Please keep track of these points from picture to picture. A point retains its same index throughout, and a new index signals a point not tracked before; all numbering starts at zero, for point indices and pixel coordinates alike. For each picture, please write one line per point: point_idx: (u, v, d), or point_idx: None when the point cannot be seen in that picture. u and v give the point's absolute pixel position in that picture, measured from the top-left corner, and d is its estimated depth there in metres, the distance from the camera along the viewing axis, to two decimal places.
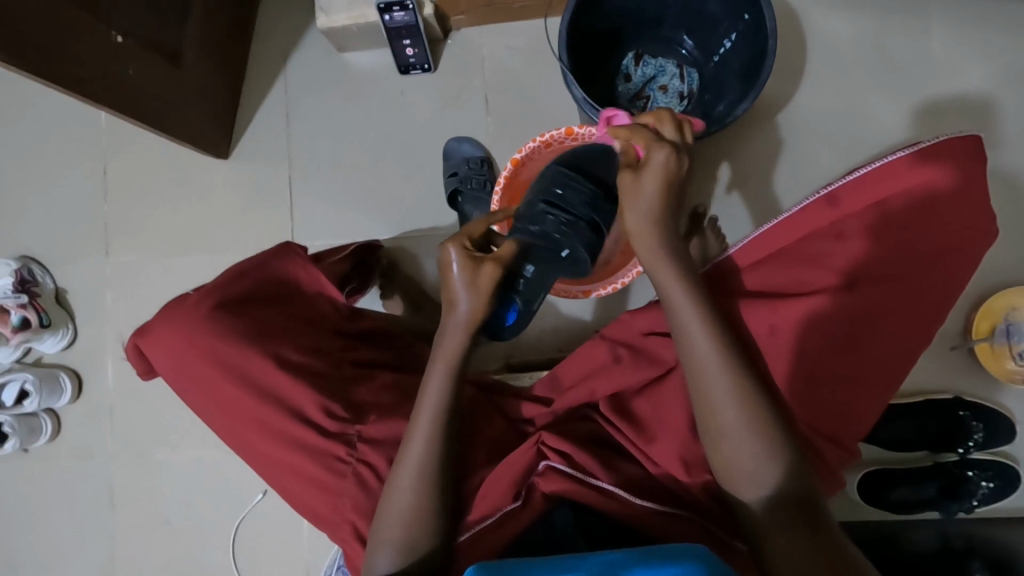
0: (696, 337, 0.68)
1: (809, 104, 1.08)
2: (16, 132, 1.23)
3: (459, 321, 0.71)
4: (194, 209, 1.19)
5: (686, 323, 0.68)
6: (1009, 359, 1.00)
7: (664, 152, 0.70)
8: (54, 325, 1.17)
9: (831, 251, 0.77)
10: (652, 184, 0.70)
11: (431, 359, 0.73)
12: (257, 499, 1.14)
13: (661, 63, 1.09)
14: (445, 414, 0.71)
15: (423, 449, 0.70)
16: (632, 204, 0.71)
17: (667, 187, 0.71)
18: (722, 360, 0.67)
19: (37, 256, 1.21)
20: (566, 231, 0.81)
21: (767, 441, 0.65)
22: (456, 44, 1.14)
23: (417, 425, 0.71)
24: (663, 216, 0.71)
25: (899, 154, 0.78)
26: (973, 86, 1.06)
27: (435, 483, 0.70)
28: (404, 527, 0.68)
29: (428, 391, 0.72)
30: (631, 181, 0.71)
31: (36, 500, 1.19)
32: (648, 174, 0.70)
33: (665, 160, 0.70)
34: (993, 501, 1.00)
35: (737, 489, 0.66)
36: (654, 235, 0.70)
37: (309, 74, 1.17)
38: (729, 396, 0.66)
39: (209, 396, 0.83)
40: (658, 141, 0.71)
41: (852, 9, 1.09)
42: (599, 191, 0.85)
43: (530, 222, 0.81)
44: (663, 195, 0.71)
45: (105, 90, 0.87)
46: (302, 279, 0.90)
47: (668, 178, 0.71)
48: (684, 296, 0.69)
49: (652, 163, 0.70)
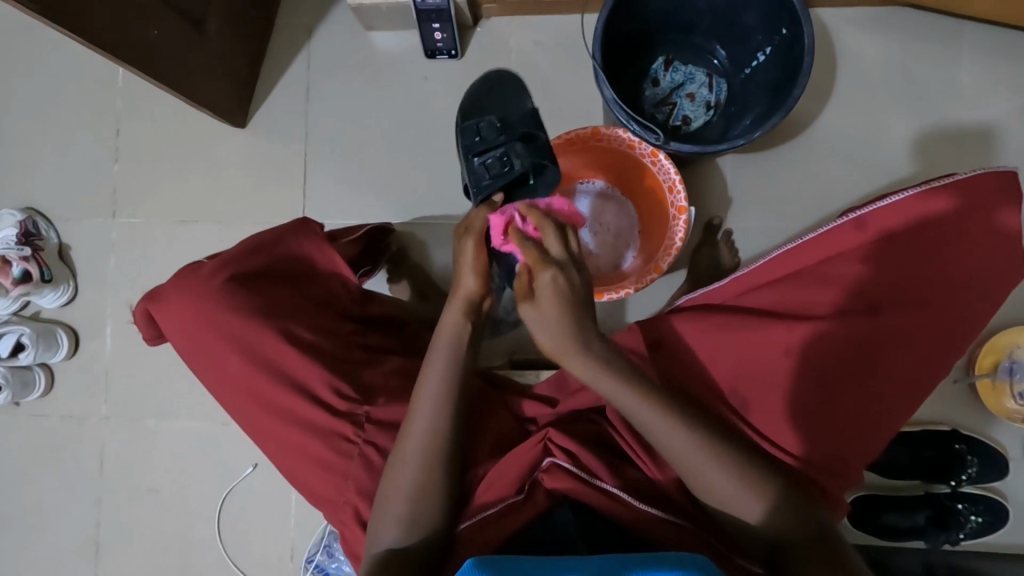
0: (635, 409, 0.69)
1: (835, 124, 1.08)
2: (31, 82, 1.21)
3: (455, 305, 0.74)
4: (207, 175, 1.18)
5: (628, 406, 0.69)
6: (1008, 398, 1.01)
7: (550, 274, 0.67)
8: (55, 281, 1.15)
9: (850, 276, 0.78)
10: (552, 310, 0.67)
11: (431, 345, 0.75)
12: (247, 472, 1.13)
13: (691, 70, 1.08)
14: (449, 391, 0.73)
15: (427, 424, 0.72)
16: (541, 332, 0.68)
17: (570, 307, 0.67)
18: (672, 421, 0.68)
19: (44, 209, 1.20)
20: (511, 159, 0.78)
21: (729, 464, 0.68)
22: (484, 32, 1.13)
23: (422, 400, 0.73)
24: (576, 330, 0.67)
25: (927, 187, 0.78)
26: (1000, 121, 1.06)
27: (436, 461, 0.71)
28: (404, 502, 0.70)
29: (431, 372, 0.74)
30: (533, 315, 0.68)
31: (25, 454, 1.18)
32: (545, 300, 0.67)
33: (556, 282, 0.67)
34: (980, 535, 1.01)
35: (720, 504, 0.68)
36: (575, 351, 0.67)
37: (333, 49, 1.16)
38: (676, 435, 0.68)
39: (216, 368, 0.82)
40: (541, 264, 0.67)
41: (886, 32, 1.08)
42: (503, 119, 0.83)
43: (477, 182, 0.78)
44: (567, 316, 0.67)
45: (126, 48, 0.85)
46: (316, 257, 0.89)
47: (567, 297, 0.67)
48: (620, 388, 0.68)
49: (544, 293, 0.67)
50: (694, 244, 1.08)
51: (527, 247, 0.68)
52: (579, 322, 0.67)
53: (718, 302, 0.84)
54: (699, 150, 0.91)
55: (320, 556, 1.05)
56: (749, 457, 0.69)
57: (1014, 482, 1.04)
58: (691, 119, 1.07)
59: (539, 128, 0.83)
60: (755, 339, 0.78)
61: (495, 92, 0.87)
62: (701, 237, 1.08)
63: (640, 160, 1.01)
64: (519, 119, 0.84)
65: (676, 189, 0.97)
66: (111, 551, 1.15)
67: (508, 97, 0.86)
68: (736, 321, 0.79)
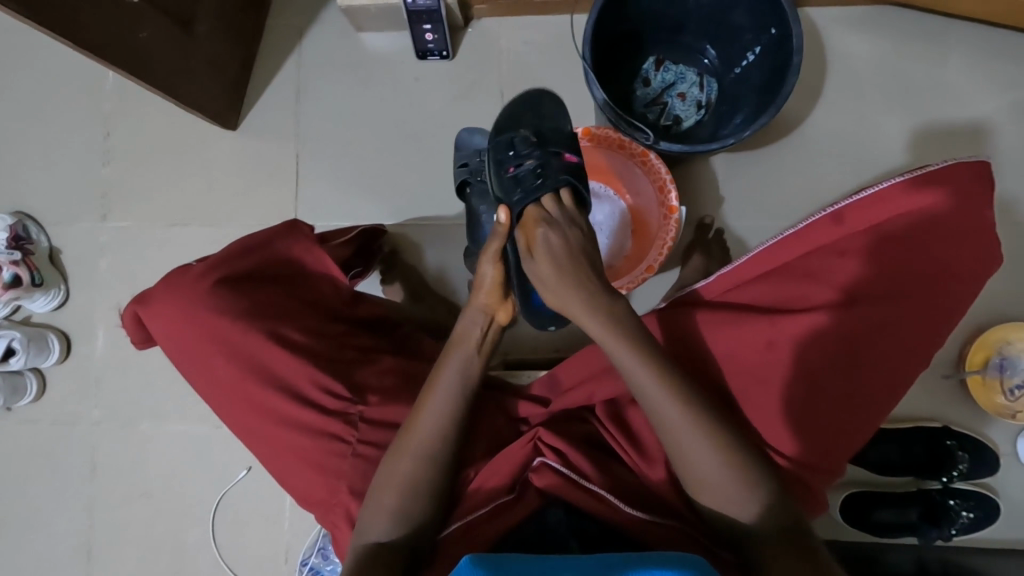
0: (637, 375, 0.69)
1: (824, 123, 1.08)
2: (21, 85, 1.21)
3: (481, 301, 0.78)
4: (199, 178, 1.17)
5: (653, 396, 0.69)
6: (999, 393, 1.02)
7: (542, 230, 0.72)
8: (46, 285, 1.14)
9: (834, 269, 0.79)
10: (545, 263, 0.71)
11: (447, 346, 0.78)
12: (241, 476, 1.13)
13: (681, 70, 1.08)
14: (457, 393, 0.74)
15: (428, 425, 0.72)
16: (544, 286, 0.72)
17: (566, 258, 0.71)
18: (688, 412, 0.68)
19: (34, 213, 1.19)
20: (545, 173, 0.77)
21: (725, 457, 0.68)
22: (475, 33, 1.13)
23: (428, 398, 0.74)
24: (573, 284, 0.71)
25: (902, 177, 0.80)
26: (988, 117, 1.06)
27: (432, 460, 0.72)
28: (394, 496, 0.70)
29: (442, 373, 0.75)
30: (533, 269, 0.72)
31: (17, 458, 1.17)
32: (538, 252, 0.71)
33: (548, 238, 0.71)
34: (971, 531, 1.02)
35: (713, 502, 0.69)
36: (579, 306, 0.71)
37: (323, 51, 1.15)
38: (678, 414, 0.68)
39: (205, 369, 0.82)
40: (535, 220, 0.73)
41: (874, 31, 1.08)
42: (542, 132, 0.83)
43: (509, 195, 0.77)
44: (562, 269, 0.71)
45: (115, 50, 0.85)
46: (307, 260, 0.89)
47: (560, 252, 0.71)
48: (636, 360, 0.69)
49: (538, 247, 0.72)
50: (686, 243, 1.08)
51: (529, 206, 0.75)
52: (578, 277, 0.71)
53: (708, 298, 0.84)
54: (689, 148, 0.91)
55: (315, 559, 1.05)
56: (749, 454, 0.69)
57: (1005, 477, 1.04)
58: (682, 118, 1.07)
59: (574, 148, 0.83)
60: (745, 334, 0.78)
61: (532, 105, 0.87)
62: (693, 237, 1.07)
63: (631, 160, 1.01)
64: (556, 135, 0.83)
65: (667, 188, 0.97)
66: (103, 556, 1.15)
67: (548, 117, 0.86)
68: (725, 318, 0.79)
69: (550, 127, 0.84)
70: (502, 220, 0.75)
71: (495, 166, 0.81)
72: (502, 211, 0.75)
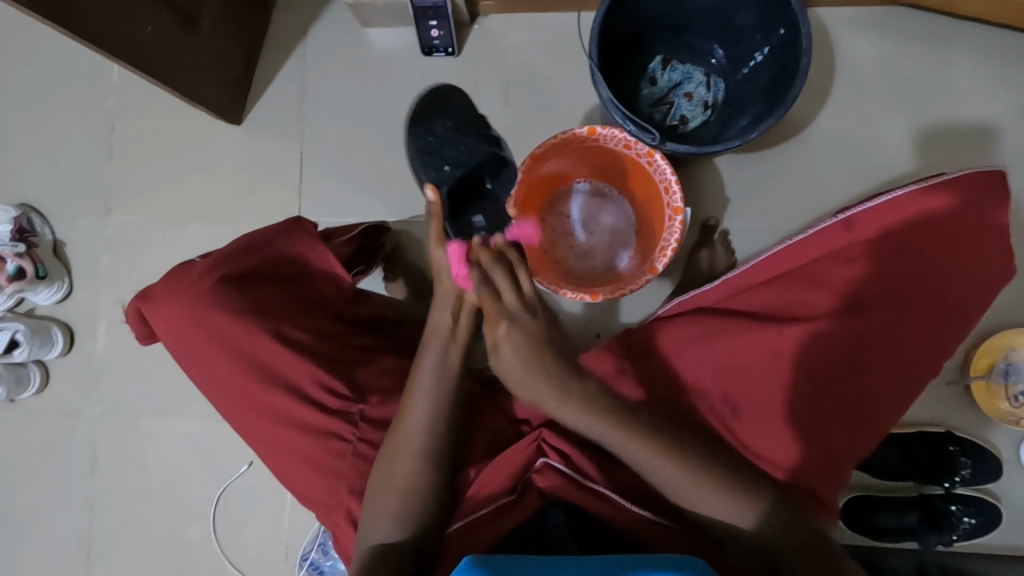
0: (622, 448, 0.69)
1: (832, 125, 1.07)
2: (26, 77, 1.20)
3: (445, 291, 0.71)
4: (203, 172, 1.17)
5: (640, 461, 0.69)
6: (1003, 399, 1.01)
7: (505, 328, 0.67)
8: (50, 278, 1.15)
9: (842, 277, 0.78)
10: (511, 359, 0.68)
11: (424, 336, 0.74)
12: (242, 471, 1.13)
13: (689, 70, 1.07)
14: (439, 385, 0.72)
15: (417, 423, 0.72)
16: (515, 378, 0.70)
17: (533, 350, 0.68)
18: (675, 469, 0.68)
19: (38, 206, 1.19)
20: (471, 152, 0.94)
21: (695, 472, 0.68)
22: (480, 30, 1.12)
23: (413, 391, 0.72)
24: (541, 374, 0.68)
25: (913, 185, 0.79)
26: (997, 121, 1.05)
27: (429, 459, 0.72)
28: (394, 500, 0.70)
29: (423, 363, 0.73)
30: (500, 363, 0.70)
31: (20, 450, 1.18)
32: (504, 349, 0.68)
33: (512, 337, 0.67)
34: (972, 537, 1.02)
35: (690, 503, 0.69)
36: (554, 399, 0.69)
37: (329, 46, 1.15)
38: (665, 470, 0.68)
39: (206, 367, 0.82)
40: (497, 318, 0.67)
41: (883, 32, 1.07)
42: (457, 117, 0.97)
43: (439, 177, 0.93)
44: (529, 364, 0.68)
45: (120, 44, 0.84)
46: (309, 258, 0.88)
47: (525, 348, 0.67)
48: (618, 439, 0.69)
49: (504, 345, 0.68)
50: (690, 243, 1.07)
51: (483, 291, 0.67)
52: (545, 368, 0.68)
53: (710, 304, 0.84)
54: (695, 149, 0.90)
55: (315, 554, 1.05)
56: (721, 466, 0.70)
57: (1008, 483, 1.04)
58: (688, 118, 1.07)
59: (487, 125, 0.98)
60: (747, 341, 0.78)
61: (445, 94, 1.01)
62: (697, 237, 1.07)
63: (637, 159, 0.98)
64: (471, 117, 0.98)
65: (672, 190, 0.95)
66: (104, 549, 1.15)
67: (456, 101, 1.00)
68: (732, 325, 0.79)
69: (460, 112, 0.99)
70: (432, 198, 0.70)
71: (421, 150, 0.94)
72: (429, 189, 0.71)
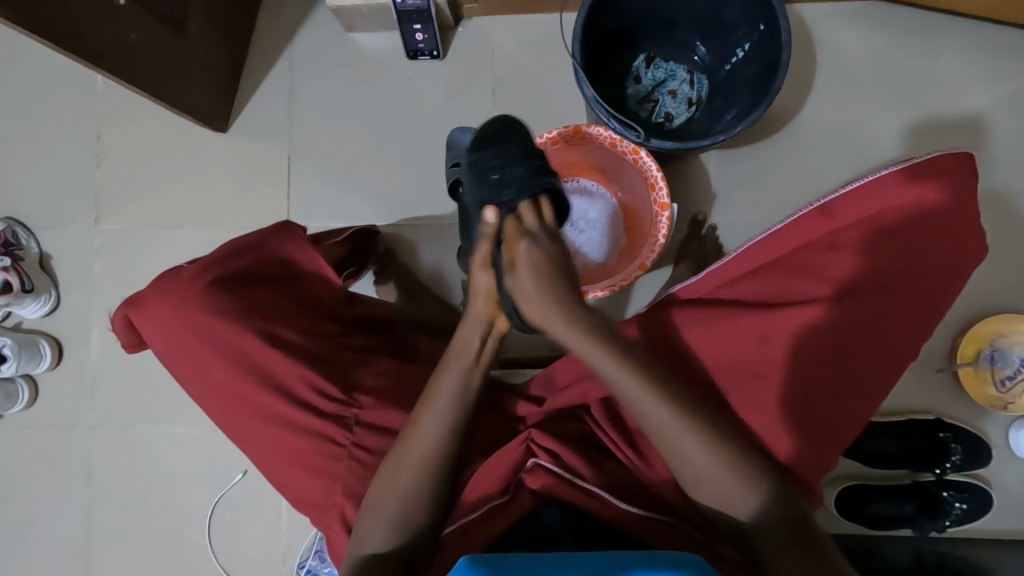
0: (649, 409, 0.69)
1: (815, 118, 1.09)
2: (8, 90, 1.20)
3: (478, 311, 0.71)
4: (190, 181, 1.17)
5: (666, 427, 0.69)
6: (990, 385, 1.02)
7: (526, 244, 0.67)
8: (37, 290, 1.14)
9: (826, 264, 0.79)
10: (529, 280, 0.66)
11: (445, 358, 0.74)
12: (236, 480, 1.13)
13: (672, 67, 1.09)
14: (461, 402, 0.72)
15: (432, 436, 0.71)
16: (526, 301, 0.67)
17: (549, 272, 0.67)
18: (697, 432, 0.68)
19: (24, 219, 1.18)
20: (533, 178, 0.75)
21: (720, 457, 0.69)
22: (465, 32, 1.13)
23: (430, 408, 0.72)
24: (558, 298, 0.67)
25: (889, 170, 0.80)
26: (976, 112, 1.07)
27: (432, 468, 0.71)
28: (393, 507, 0.70)
29: (443, 382, 0.73)
30: (512, 284, 0.67)
31: (10, 466, 1.17)
32: (521, 268, 0.67)
33: (531, 251, 0.66)
34: (965, 522, 1.03)
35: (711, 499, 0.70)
36: (566, 325, 0.67)
37: (314, 51, 1.15)
38: (689, 443, 0.68)
39: (198, 372, 0.81)
40: (518, 236, 0.67)
41: (864, 26, 1.09)
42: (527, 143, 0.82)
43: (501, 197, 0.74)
44: (546, 283, 0.66)
45: (105, 52, 0.84)
46: (300, 260, 0.88)
47: (543, 266, 0.67)
48: (642, 389, 0.68)
49: (521, 261, 0.67)
50: (679, 239, 1.08)
51: (506, 219, 0.70)
52: (561, 291, 0.67)
53: (698, 296, 0.84)
54: (680, 145, 0.91)
55: (313, 561, 1.05)
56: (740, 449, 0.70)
57: (998, 468, 1.05)
58: (673, 115, 1.07)
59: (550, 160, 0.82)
60: (735, 331, 0.78)
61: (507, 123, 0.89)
62: (687, 233, 1.08)
63: (623, 156, 1.01)
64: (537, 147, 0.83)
65: (659, 186, 0.97)
66: (97, 564, 1.14)
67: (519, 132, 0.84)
68: (720, 313, 0.80)
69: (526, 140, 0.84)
70: (491, 220, 0.69)
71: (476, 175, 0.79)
72: (489, 209, 0.69)
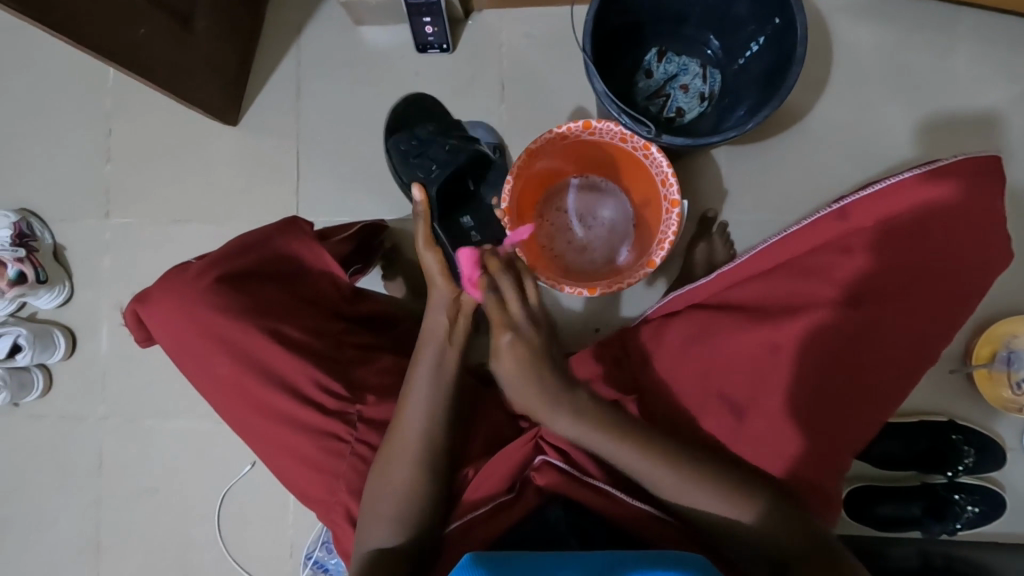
0: (630, 458, 0.70)
1: (830, 114, 1.07)
2: (22, 83, 1.21)
3: (441, 290, 0.76)
4: (200, 174, 1.17)
5: (646, 467, 0.70)
6: (1006, 387, 1.00)
7: (508, 337, 0.70)
8: (51, 282, 1.15)
9: (837, 265, 0.77)
10: (512, 368, 0.71)
11: (420, 343, 0.77)
12: (245, 471, 1.14)
13: (684, 61, 1.07)
14: (439, 388, 0.74)
15: (417, 427, 0.73)
16: (510, 383, 0.72)
17: (531, 362, 0.71)
18: (678, 471, 0.69)
19: (38, 211, 1.20)
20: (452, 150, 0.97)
21: (681, 466, 0.69)
22: (475, 26, 1.12)
23: (409, 400, 0.74)
24: (538, 387, 0.71)
25: (909, 173, 0.77)
26: (995, 107, 1.05)
27: (423, 457, 0.72)
28: (394, 502, 0.71)
29: (419, 368, 0.75)
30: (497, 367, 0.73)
31: (25, 454, 1.19)
32: (503, 357, 0.71)
33: (511, 346, 0.71)
34: (976, 525, 1.01)
35: (678, 498, 0.70)
36: (547, 409, 0.72)
37: (323, 45, 1.15)
38: (669, 470, 0.69)
39: (204, 369, 0.82)
40: (500, 328, 0.70)
41: (881, 20, 1.06)
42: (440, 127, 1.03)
43: (427, 172, 0.97)
44: (528, 374, 0.71)
45: (113, 48, 0.84)
46: (305, 256, 0.88)
47: (527, 359, 0.71)
48: (626, 452, 0.70)
49: (504, 353, 0.71)
50: (689, 236, 1.07)
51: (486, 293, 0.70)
52: (543, 379, 0.71)
53: (703, 296, 0.85)
54: (691, 141, 0.89)
55: (320, 553, 1.07)
56: (706, 462, 0.71)
57: (1010, 471, 1.03)
58: (684, 110, 1.06)
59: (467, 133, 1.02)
60: (742, 335, 0.78)
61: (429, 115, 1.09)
62: (696, 230, 1.07)
63: (632, 152, 0.97)
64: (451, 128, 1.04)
65: (669, 182, 0.95)
66: (110, 551, 1.16)
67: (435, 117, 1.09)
68: (730, 321, 0.80)
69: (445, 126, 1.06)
70: (421, 200, 0.76)
71: (404, 156, 1.00)
72: (417, 188, 0.76)
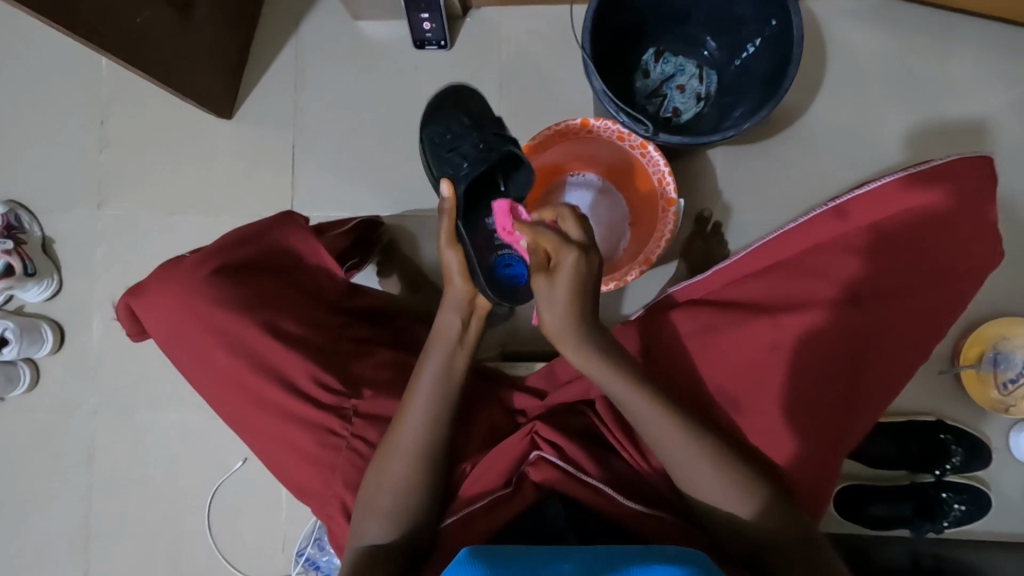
0: (656, 430, 0.70)
1: (825, 116, 1.08)
2: (11, 72, 1.19)
3: (456, 289, 0.75)
4: (194, 167, 1.16)
5: (672, 441, 0.69)
6: (993, 388, 1.02)
7: (572, 256, 0.65)
8: (39, 274, 1.13)
9: (835, 264, 0.79)
10: (565, 291, 0.66)
11: (429, 343, 0.77)
12: (237, 467, 1.13)
13: (681, 62, 1.08)
14: (441, 388, 0.74)
15: (421, 423, 0.73)
16: (548, 307, 0.67)
17: (583, 289, 0.66)
18: (699, 449, 0.69)
19: (27, 202, 1.18)
20: (488, 146, 0.79)
21: (694, 451, 0.69)
22: (474, 22, 1.12)
23: (413, 396, 0.74)
24: (581, 315, 0.67)
25: (893, 175, 0.80)
26: (987, 113, 1.06)
27: (422, 455, 0.72)
28: (391, 498, 0.71)
29: (426, 368, 0.75)
30: (545, 288, 0.67)
31: (12, 448, 1.17)
32: (561, 275, 0.65)
33: (577, 264, 0.65)
34: (963, 523, 1.02)
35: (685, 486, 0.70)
36: (574, 337, 0.67)
37: (321, 39, 1.14)
38: (690, 450, 0.69)
39: (199, 361, 0.81)
40: (564, 245, 0.66)
41: (876, 25, 1.08)
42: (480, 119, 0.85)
43: (457, 169, 0.79)
44: (577, 297, 0.66)
45: (109, 38, 0.83)
46: (302, 250, 0.88)
47: (582, 283, 0.66)
48: (657, 412, 0.69)
49: (562, 270, 0.65)
50: (685, 235, 1.08)
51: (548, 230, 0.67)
52: (586, 309, 0.67)
53: (699, 295, 0.85)
54: (689, 139, 0.90)
55: (311, 550, 1.06)
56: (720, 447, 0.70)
57: (999, 470, 1.05)
58: (681, 110, 1.07)
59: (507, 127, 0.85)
60: (741, 334, 0.78)
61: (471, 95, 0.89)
62: (692, 230, 1.08)
63: (631, 152, 0.99)
64: (491, 120, 0.86)
65: (666, 181, 0.96)
66: (98, 547, 1.15)
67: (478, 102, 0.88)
68: (726, 319, 0.80)
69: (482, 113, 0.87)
70: (449, 197, 0.73)
71: (435, 146, 0.83)
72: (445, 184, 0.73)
